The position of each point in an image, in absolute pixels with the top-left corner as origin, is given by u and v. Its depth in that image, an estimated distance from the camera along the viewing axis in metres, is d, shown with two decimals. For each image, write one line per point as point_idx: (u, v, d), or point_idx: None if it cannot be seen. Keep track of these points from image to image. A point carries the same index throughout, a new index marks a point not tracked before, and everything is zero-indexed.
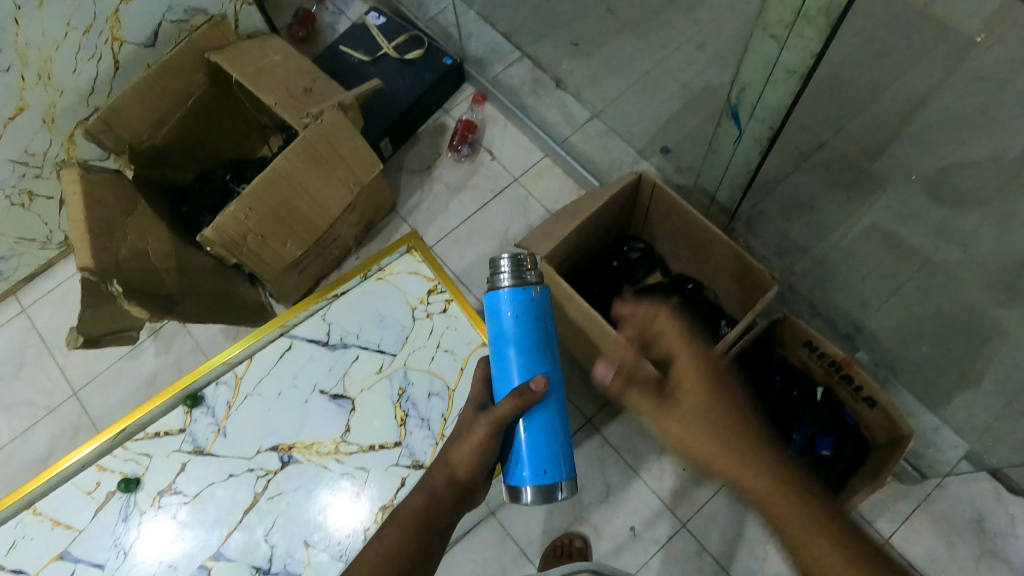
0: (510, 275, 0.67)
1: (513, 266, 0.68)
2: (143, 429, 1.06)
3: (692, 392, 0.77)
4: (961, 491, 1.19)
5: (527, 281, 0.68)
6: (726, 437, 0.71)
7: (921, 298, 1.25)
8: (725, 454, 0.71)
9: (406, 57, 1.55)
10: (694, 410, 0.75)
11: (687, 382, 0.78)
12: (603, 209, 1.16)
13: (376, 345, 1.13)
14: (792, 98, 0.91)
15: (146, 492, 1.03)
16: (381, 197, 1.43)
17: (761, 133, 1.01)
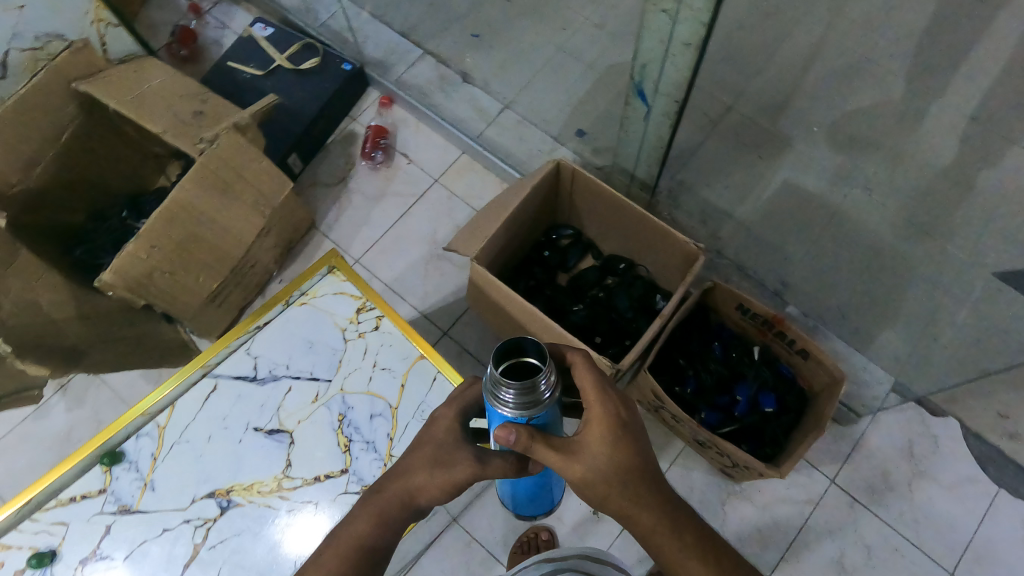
0: (511, 403, 0.61)
1: (517, 395, 0.61)
2: (54, 496, 0.86)
3: (599, 444, 0.66)
4: (899, 422, 1.24)
5: (539, 402, 0.62)
6: (628, 494, 0.66)
7: (838, 245, 1.31)
8: (627, 508, 0.67)
9: (301, 68, 1.48)
10: (602, 468, 0.65)
11: (593, 423, 0.66)
12: (527, 202, 1.13)
13: (307, 373, 0.93)
14: (692, 72, 0.92)
15: (64, 567, 0.83)
16: (297, 216, 1.37)
17: (667, 109, 1.03)
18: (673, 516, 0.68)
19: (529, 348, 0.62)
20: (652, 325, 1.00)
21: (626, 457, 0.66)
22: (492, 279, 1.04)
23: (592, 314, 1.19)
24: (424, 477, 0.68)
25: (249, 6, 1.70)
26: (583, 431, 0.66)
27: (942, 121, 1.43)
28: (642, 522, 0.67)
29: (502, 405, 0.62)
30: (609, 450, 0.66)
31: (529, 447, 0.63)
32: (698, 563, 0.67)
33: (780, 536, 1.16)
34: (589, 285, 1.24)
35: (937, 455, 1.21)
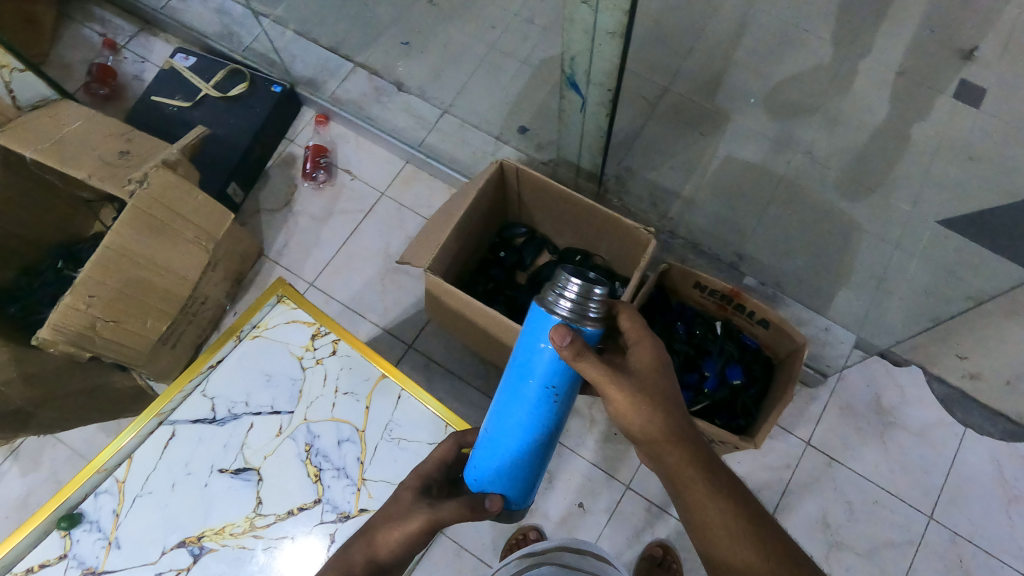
0: (567, 303, 0.61)
1: (579, 297, 0.61)
2: (10, 570, 0.80)
3: (649, 369, 0.66)
4: (863, 376, 1.27)
5: (586, 321, 0.61)
6: (671, 423, 0.64)
7: (787, 211, 1.33)
8: (661, 436, 0.64)
9: (230, 95, 1.44)
10: (651, 389, 0.64)
11: (640, 347, 0.67)
12: (475, 205, 1.11)
13: (268, 407, 0.87)
14: (619, 59, 0.92)
15: None
16: (244, 246, 1.34)
17: (601, 99, 1.02)
18: (707, 457, 0.63)
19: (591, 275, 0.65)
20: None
21: (668, 385, 0.66)
22: (450, 287, 1.01)
23: None
24: (383, 533, 0.71)
25: (168, 36, 1.66)
26: (632, 358, 0.67)
27: (870, 80, 1.47)
28: (674, 461, 0.64)
29: (556, 306, 0.61)
30: (658, 378, 0.65)
31: (578, 356, 0.60)
32: (734, 509, 0.61)
33: (764, 504, 1.17)
34: (548, 281, 1.23)
35: (904, 403, 1.24)
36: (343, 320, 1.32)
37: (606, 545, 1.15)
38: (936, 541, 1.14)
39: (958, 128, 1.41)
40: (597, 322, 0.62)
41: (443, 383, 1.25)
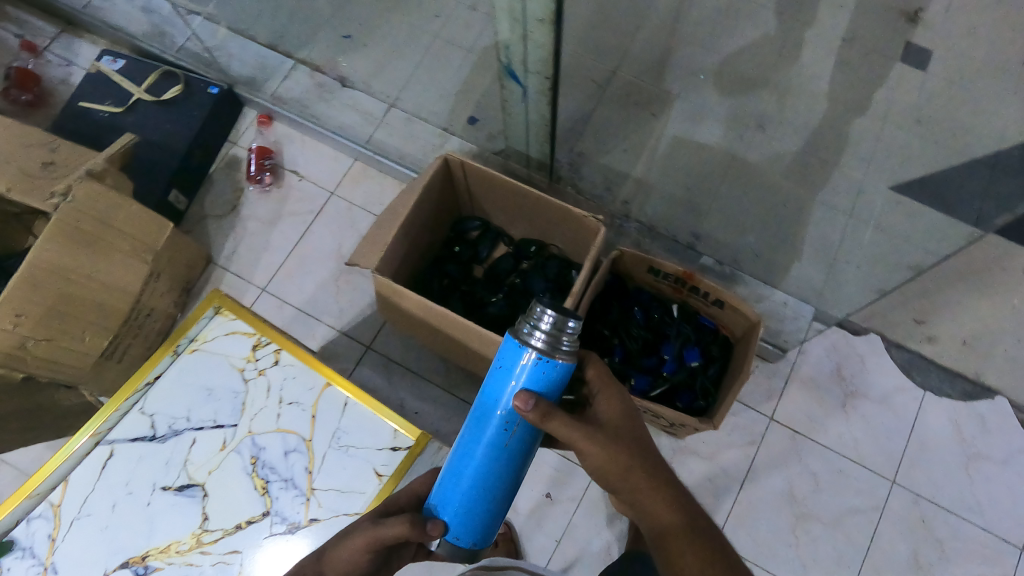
0: (540, 336, 0.60)
1: (552, 329, 0.60)
2: None
3: (618, 419, 0.65)
4: (824, 348, 1.27)
5: (557, 355, 0.60)
6: (650, 471, 0.61)
7: (741, 186, 1.32)
8: (640, 490, 0.61)
9: (163, 99, 1.39)
10: (622, 438, 0.62)
11: (608, 402, 0.66)
12: (422, 202, 1.08)
13: (211, 421, 0.85)
14: (553, 44, 0.89)
15: None
16: (189, 254, 1.29)
17: (540, 87, 1.00)
18: (690, 512, 0.60)
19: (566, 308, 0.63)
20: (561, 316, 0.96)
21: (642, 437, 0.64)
22: (399, 287, 0.98)
23: (511, 302, 1.15)
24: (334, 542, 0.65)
25: (94, 38, 1.60)
26: (600, 412, 0.66)
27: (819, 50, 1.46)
28: (660, 516, 0.60)
29: (530, 339, 0.60)
30: (628, 427, 0.64)
31: (545, 416, 0.59)
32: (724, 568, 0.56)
33: (730, 481, 1.18)
34: (504, 274, 1.21)
35: (864, 372, 1.25)
36: (298, 325, 1.29)
37: (575, 533, 1.14)
38: (899, 505, 1.16)
39: (909, 94, 1.41)
40: (570, 357, 0.61)
41: (404, 382, 1.23)
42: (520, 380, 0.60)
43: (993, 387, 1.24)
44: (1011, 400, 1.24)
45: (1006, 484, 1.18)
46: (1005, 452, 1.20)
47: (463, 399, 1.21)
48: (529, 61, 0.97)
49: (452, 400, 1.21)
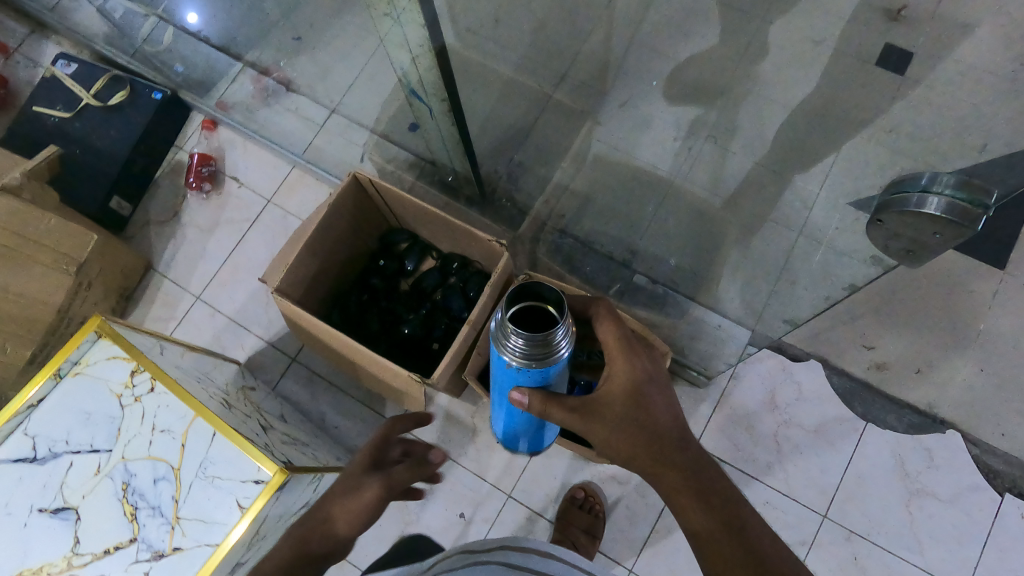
0: (521, 347, 0.60)
1: (530, 341, 0.59)
2: None
3: (620, 400, 0.67)
4: (760, 371, 1.22)
5: (545, 360, 0.61)
6: (656, 455, 0.65)
7: (684, 201, 1.23)
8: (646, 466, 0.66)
9: (110, 105, 1.38)
10: (621, 424, 0.66)
11: (611, 382, 0.67)
12: (329, 223, 1.04)
13: (88, 446, 0.83)
14: (440, 73, 0.93)
15: None
16: (124, 262, 1.30)
17: (440, 108, 1.02)
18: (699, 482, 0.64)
19: (548, 296, 0.59)
20: (455, 341, 0.93)
21: (647, 414, 0.66)
22: (300, 311, 0.96)
23: (427, 322, 1.12)
24: (338, 506, 0.74)
25: (60, 38, 1.60)
26: (604, 390, 0.68)
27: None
28: (673, 486, 0.65)
29: (513, 347, 0.60)
30: (630, 410, 0.66)
31: (545, 407, 0.68)
32: (727, 535, 0.62)
33: (650, 508, 1.13)
34: (429, 291, 1.15)
35: (801, 400, 1.19)
36: (227, 334, 1.29)
37: None
38: (829, 540, 1.11)
39: None
40: (563, 350, 0.61)
41: (326, 396, 1.21)
42: (513, 381, 0.67)
43: (945, 419, 1.17)
44: (964, 434, 1.16)
45: (950, 523, 1.11)
46: (952, 489, 1.13)
47: (383, 415, 1.19)
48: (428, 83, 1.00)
49: (372, 416, 1.19)
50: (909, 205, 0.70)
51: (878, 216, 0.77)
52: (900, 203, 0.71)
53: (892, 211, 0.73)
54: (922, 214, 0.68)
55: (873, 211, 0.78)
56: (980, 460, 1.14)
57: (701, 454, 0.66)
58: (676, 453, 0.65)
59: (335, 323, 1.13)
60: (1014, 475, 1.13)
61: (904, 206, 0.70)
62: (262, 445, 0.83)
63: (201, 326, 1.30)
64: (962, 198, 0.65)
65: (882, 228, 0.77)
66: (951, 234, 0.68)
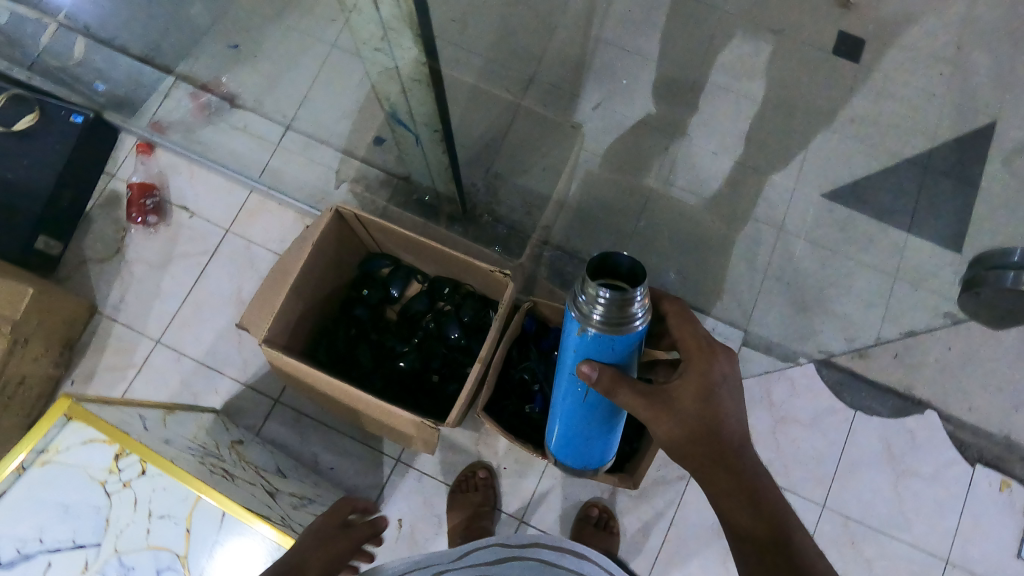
0: (598, 316, 0.55)
1: (609, 307, 0.55)
2: None
3: (693, 397, 0.62)
4: (756, 378, 1.20)
5: (622, 330, 0.56)
6: (717, 454, 0.62)
7: (666, 202, 1.22)
8: (703, 465, 0.62)
9: (17, 130, 1.20)
10: (689, 419, 0.62)
11: (689, 376, 0.63)
12: (311, 262, 0.95)
13: (70, 541, 0.74)
14: (434, 101, 0.94)
15: None
16: (65, 310, 1.16)
17: (431, 137, 1.02)
18: (754, 490, 0.62)
19: (623, 264, 0.56)
20: (468, 382, 0.88)
21: (719, 414, 0.62)
22: (295, 363, 0.88)
23: (423, 354, 1.05)
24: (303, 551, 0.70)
25: None
26: (678, 382, 0.63)
27: (759, 38, 1.25)
28: (724, 488, 0.62)
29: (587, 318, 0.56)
30: (701, 405, 0.62)
31: (613, 388, 0.62)
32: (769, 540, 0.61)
33: (659, 520, 1.14)
34: (421, 317, 1.08)
35: (795, 398, 1.20)
36: (196, 380, 1.18)
37: None
38: (829, 529, 1.17)
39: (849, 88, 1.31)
40: (640, 323, 0.57)
41: (316, 436, 1.14)
42: (583, 351, 0.61)
43: (924, 399, 1.23)
44: (940, 412, 1.22)
45: (932, 498, 1.18)
46: (932, 466, 1.20)
47: (382, 451, 1.13)
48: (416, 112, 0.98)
49: (368, 453, 1.13)
50: (1004, 281, 0.94)
51: (975, 286, 1.01)
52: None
53: (989, 286, 0.97)
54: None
55: (970, 284, 1.03)
56: (955, 435, 1.21)
57: (757, 463, 0.63)
58: (734, 458, 0.62)
59: (322, 362, 1.04)
60: (981, 445, 1.21)
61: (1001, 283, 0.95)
62: (279, 518, 0.76)
63: (165, 373, 1.19)
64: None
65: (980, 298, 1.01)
66: None
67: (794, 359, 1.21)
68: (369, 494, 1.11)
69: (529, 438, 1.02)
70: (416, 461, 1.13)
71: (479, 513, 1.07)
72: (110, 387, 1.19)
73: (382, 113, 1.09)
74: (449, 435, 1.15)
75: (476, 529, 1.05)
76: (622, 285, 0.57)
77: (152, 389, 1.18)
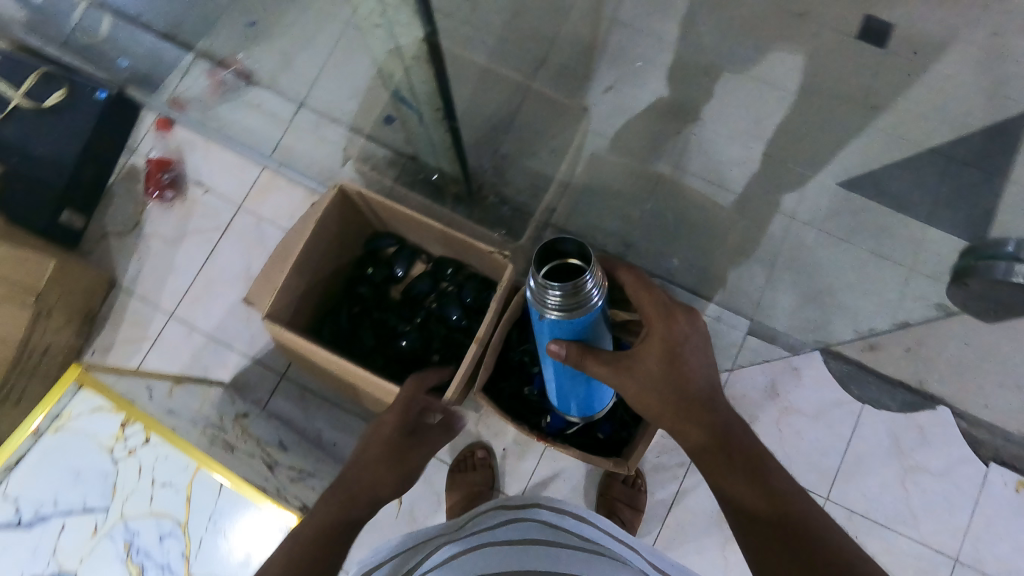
0: (554, 300, 0.58)
1: (560, 292, 0.57)
2: None
3: (656, 359, 0.68)
4: (759, 365, 1.22)
5: (580, 310, 0.59)
6: (685, 409, 0.67)
7: (674, 187, 1.20)
8: (674, 421, 0.68)
9: (45, 105, 1.24)
10: (653, 382, 0.67)
11: (651, 339, 0.68)
12: (316, 239, 0.96)
13: (80, 505, 0.77)
14: (433, 80, 0.95)
15: None
16: (85, 282, 1.20)
17: (432, 117, 1.03)
18: (726, 438, 0.66)
19: (568, 247, 0.59)
20: (464, 361, 0.89)
21: (682, 373, 0.68)
22: (297, 338, 0.90)
23: (424, 335, 1.06)
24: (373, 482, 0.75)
25: None
26: (641, 345, 0.69)
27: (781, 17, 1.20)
28: (697, 441, 0.68)
29: (544, 306, 0.59)
30: (663, 366, 0.68)
31: (581, 358, 0.66)
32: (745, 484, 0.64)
33: (658, 507, 1.14)
34: (424, 298, 1.09)
35: (800, 387, 1.21)
36: (206, 353, 1.21)
37: None
38: None
39: None
40: (597, 300, 0.59)
41: (321, 412, 1.16)
42: (549, 334, 0.65)
43: (935, 395, 1.21)
44: (953, 408, 1.20)
45: (941, 495, 1.17)
46: (941, 463, 1.18)
47: None
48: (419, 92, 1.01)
49: (370, 430, 1.15)
50: (997, 272, 0.74)
51: (963, 278, 0.82)
52: (987, 270, 0.76)
53: (979, 278, 0.78)
54: (1011, 283, 0.72)
55: (958, 274, 0.83)
56: (967, 432, 1.19)
57: (728, 414, 0.68)
58: (702, 412, 0.67)
59: (326, 340, 1.05)
60: (996, 444, 1.19)
61: (991, 273, 0.76)
62: (275, 490, 0.79)
63: (176, 346, 1.23)
64: None
65: (969, 290, 0.82)
66: None
67: (798, 348, 1.23)
68: None
69: (525, 420, 1.02)
70: None
71: (477, 493, 1.09)
72: (125, 358, 1.23)
73: (388, 92, 1.10)
74: None
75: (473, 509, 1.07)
76: (571, 267, 0.59)
77: (166, 361, 1.22)
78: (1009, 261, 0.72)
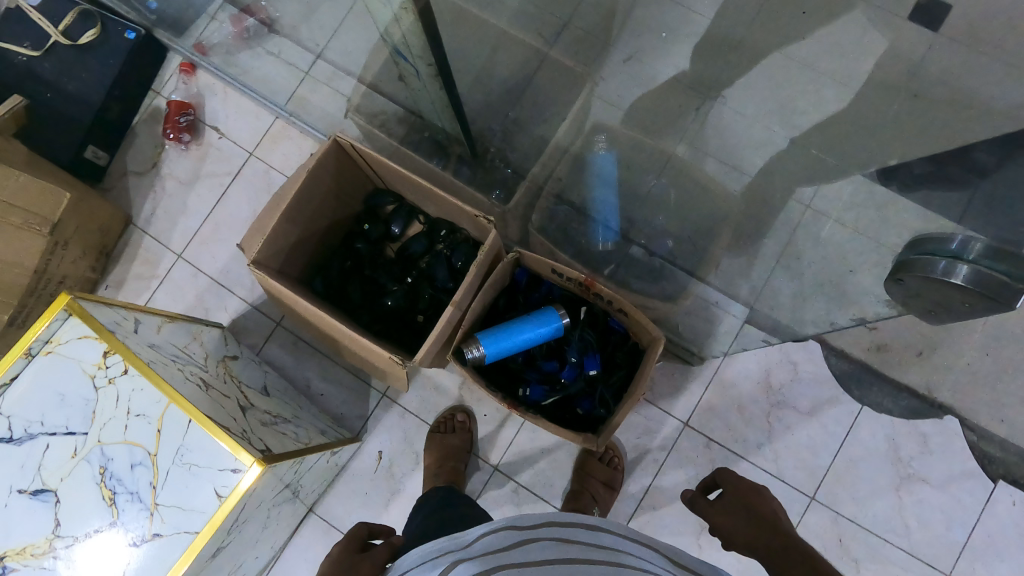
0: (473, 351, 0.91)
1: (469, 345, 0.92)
2: None
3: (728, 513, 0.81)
4: (757, 351, 1.20)
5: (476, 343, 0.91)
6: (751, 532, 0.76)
7: (691, 164, 1.13)
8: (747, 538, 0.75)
9: (80, 44, 1.26)
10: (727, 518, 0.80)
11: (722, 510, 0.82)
12: (309, 191, 0.97)
13: (64, 428, 0.81)
14: (423, 32, 0.94)
15: None
16: (102, 218, 1.24)
17: (427, 71, 1.02)
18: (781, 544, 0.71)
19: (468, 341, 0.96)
20: (439, 324, 0.87)
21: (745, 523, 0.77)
22: (277, 285, 0.91)
23: (411, 294, 1.08)
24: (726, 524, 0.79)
25: None
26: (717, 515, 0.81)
27: None
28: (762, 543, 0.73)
29: (479, 353, 0.91)
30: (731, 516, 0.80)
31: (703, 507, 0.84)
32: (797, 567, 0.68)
33: (635, 486, 1.17)
34: (416, 258, 1.10)
35: (795, 381, 1.18)
36: (210, 295, 1.26)
37: None
38: (815, 522, 1.13)
39: None
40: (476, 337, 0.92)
41: (310, 361, 1.20)
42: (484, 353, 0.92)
43: (943, 403, 1.15)
44: (961, 418, 1.15)
45: (939, 508, 1.12)
46: (943, 474, 1.13)
47: (369, 384, 1.18)
48: (413, 46, 0.99)
49: (356, 382, 1.19)
50: (935, 269, 0.70)
51: (897, 274, 0.77)
52: (924, 266, 0.72)
53: (914, 273, 0.73)
54: (948, 282, 0.68)
55: (895, 268, 0.78)
56: (976, 446, 1.13)
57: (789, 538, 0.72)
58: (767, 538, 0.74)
59: (316, 292, 1.07)
60: (1008, 461, 1.13)
61: (930, 270, 0.71)
62: (238, 432, 0.81)
63: (183, 287, 1.28)
64: (996, 269, 0.65)
65: (902, 286, 0.78)
66: (973, 301, 0.69)
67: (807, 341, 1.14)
68: (354, 423, 1.17)
69: (504, 387, 1.01)
70: (402, 397, 1.17)
71: (454, 455, 1.10)
72: (136, 293, 1.29)
73: (387, 47, 1.09)
74: (437, 376, 1.18)
75: (447, 469, 1.08)
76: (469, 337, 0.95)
77: (174, 298, 1.27)
78: (949, 260, 0.68)
